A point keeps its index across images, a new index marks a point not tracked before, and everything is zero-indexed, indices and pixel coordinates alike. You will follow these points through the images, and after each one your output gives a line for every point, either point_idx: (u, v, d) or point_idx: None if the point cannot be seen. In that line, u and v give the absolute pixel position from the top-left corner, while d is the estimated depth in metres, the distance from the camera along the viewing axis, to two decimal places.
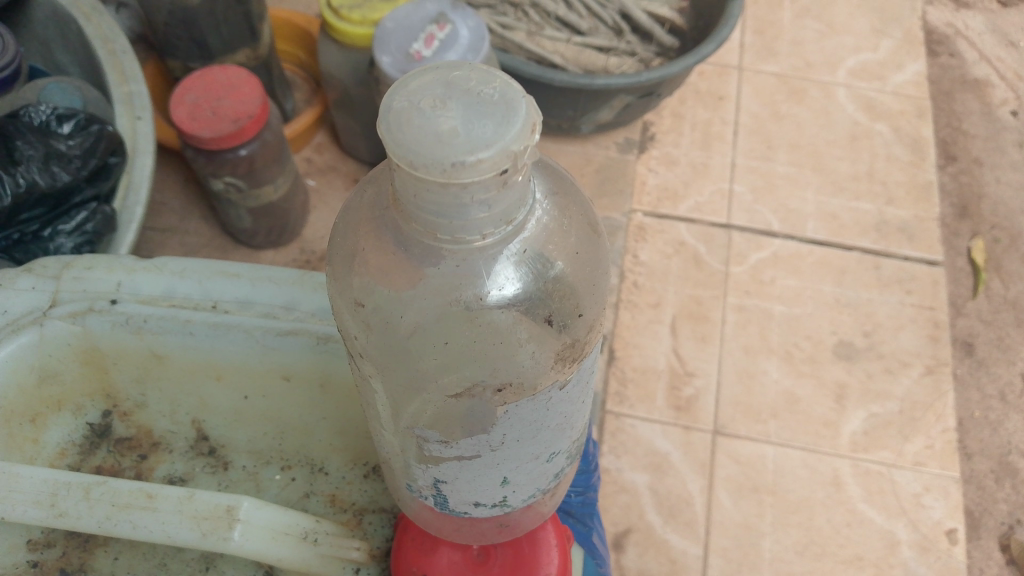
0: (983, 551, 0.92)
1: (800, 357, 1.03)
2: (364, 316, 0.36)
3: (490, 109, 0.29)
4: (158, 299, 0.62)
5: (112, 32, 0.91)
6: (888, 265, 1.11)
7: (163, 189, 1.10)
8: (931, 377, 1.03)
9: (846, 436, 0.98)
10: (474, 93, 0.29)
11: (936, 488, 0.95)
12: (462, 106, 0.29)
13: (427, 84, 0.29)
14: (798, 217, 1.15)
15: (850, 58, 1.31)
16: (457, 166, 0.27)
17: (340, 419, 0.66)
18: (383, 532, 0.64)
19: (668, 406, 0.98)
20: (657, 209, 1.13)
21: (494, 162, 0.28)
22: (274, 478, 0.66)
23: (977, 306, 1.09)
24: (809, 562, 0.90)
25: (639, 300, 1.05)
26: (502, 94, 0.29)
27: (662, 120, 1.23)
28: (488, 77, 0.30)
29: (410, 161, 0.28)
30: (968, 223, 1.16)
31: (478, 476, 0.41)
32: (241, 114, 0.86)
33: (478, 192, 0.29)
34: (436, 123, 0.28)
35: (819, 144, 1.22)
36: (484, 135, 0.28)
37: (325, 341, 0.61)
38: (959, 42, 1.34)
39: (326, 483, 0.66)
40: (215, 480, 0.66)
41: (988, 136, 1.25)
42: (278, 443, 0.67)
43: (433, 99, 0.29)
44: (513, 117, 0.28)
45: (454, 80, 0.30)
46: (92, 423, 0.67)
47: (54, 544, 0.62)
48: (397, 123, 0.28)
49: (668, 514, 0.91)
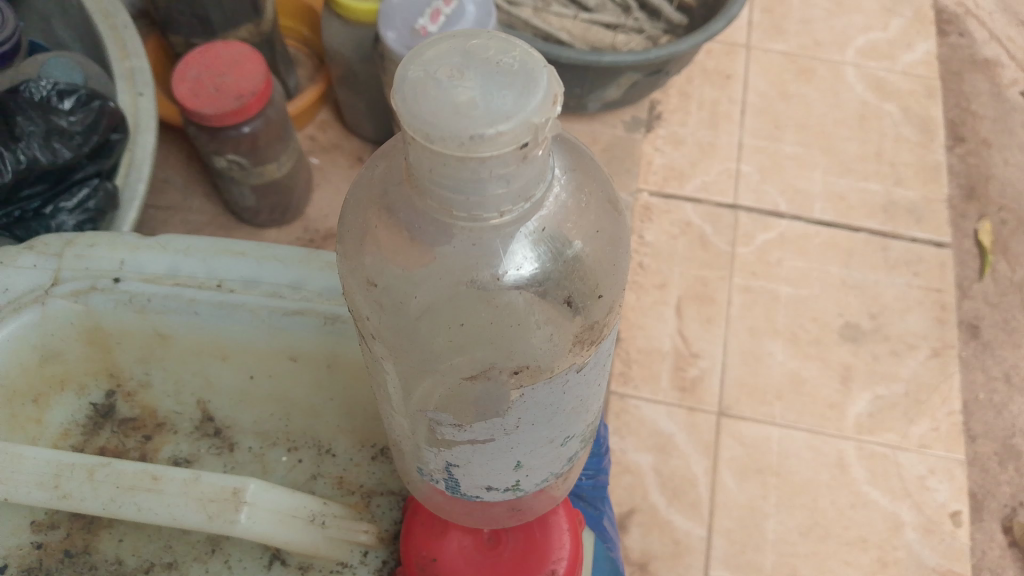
0: (985, 533, 0.92)
1: (806, 338, 1.02)
2: (377, 296, 0.35)
3: (510, 79, 0.27)
4: (162, 277, 0.61)
5: (112, 5, 0.88)
6: (896, 246, 1.10)
7: (164, 166, 1.09)
8: (937, 359, 1.02)
9: (851, 418, 0.97)
10: (493, 62, 0.28)
11: (941, 470, 0.95)
12: (480, 76, 0.27)
13: (444, 53, 0.28)
14: (805, 198, 1.13)
15: (860, 37, 1.29)
16: (475, 139, 0.26)
17: (348, 400, 0.66)
18: (391, 515, 0.63)
19: (673, 386, 0.97)
20: (663, 188, 1.12)
21: (514, 134, 0.27)
22: (280, 460, 0.65)
23: (984, 289, 1.08)
24: (812, 543, 0.90)
25: (645, 281, 1.04)
26: (522, 64, 0.28)
27: (669, 99, 1.21)
28: (507, 46, 0.29)
29: (427, 134, 0.27)
30: (975, 205, 1.15)
31: (492, 460, 0.40)
32: (244, 91, 0.84)
33: (497, 167, 0.27)
34: (454, 94, 0.27)
35: (827, 125, 1.21)
36: (504, 106, 0.27)
37: (333, 321, 0.60)
38: (969, 22, 1.32)
39: (333, 465, 0.65)
40: (221, 462, 0.65)
41: (997, 116, 1.23)
42: (285, 424, 0.66)
43: (449, 69, 0.28)
44: (534, 88, 0.27)
45: (471, 49, 0.29)
46: (95, 403, 0.66)
47: (58, 525, 0.62)
48: (413, 93, 0.27)
49: (672, 494, 0.91)
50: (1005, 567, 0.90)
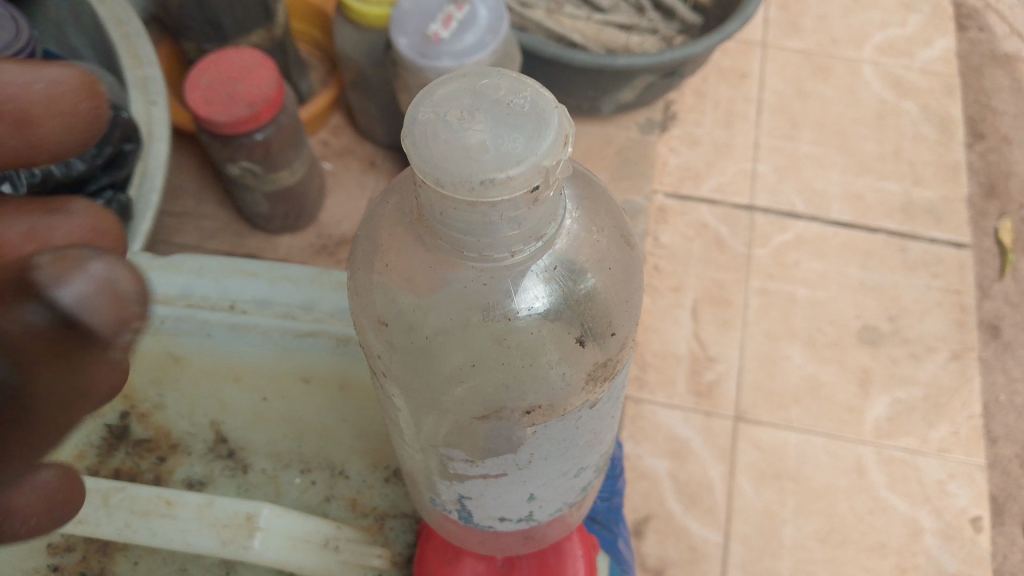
0: (1007, 537, 0.91)
1: (823, 341, 1.01)
2: (388, 335, 0.35)
3: (521, 121, 0.27)
4: (176, 298, 0.62)
5: (124, 14, 0.88)
6: (915, 248, 1.09)
7: (178, 171, 1.09)
8: (957, 362, 1.01)
9: (869, 422, 0.96)
10: (503, 103, 0.28)
11: (961, 475, 0.94)
12: (490, 119, 0.27)
13: (454, 94, 0.28)
14: (822, 198, 1.12)
15: (877, 34, 1.28)
16: (486, 184, 0.26)
17: (359, 421, 0.66)
18: (405, 537, 0.63)
19: (689, 391, 0.97)
20: (679, 190, 1.11)
21: (526, 179, 0.26)
22: (293, 482, 0.65)
23: (1004, 289, 1.06)
24: (830, 549, 0.90)
25: (660, 284, 1.04)
26: (533, 104, 0.28)
27: (684, 99, 1.20)
28: (517, 85, 0.28)
29: (438, 178, 0.26)
30: (995, 203, 1.13)
31: (505, 493, 0.39)
32: (257, 98, 0.84)
33: (509, 210, 0.27)
34: (463, 137, 0.26)
35: (844, 123, 1.20)
36: (516, 150, 0.26)
37: (344, 341, 0.62)
38: (989, 16, 1.31)
39: (347, 487, 0.65)
40: (235, 484, 0.65)
41: (1017, 113, 1.22)
42: (298, 446, 0.66)
43: (459, 110, 0.27)
44: (546, 129, 0.27)
45: (481, 90, 0.28)
46: (109, 424, 0.66)
47: (73, 547, 0.62)
48: (423, 135, 0.27)
49: (688, 500, 0.91)
50: None
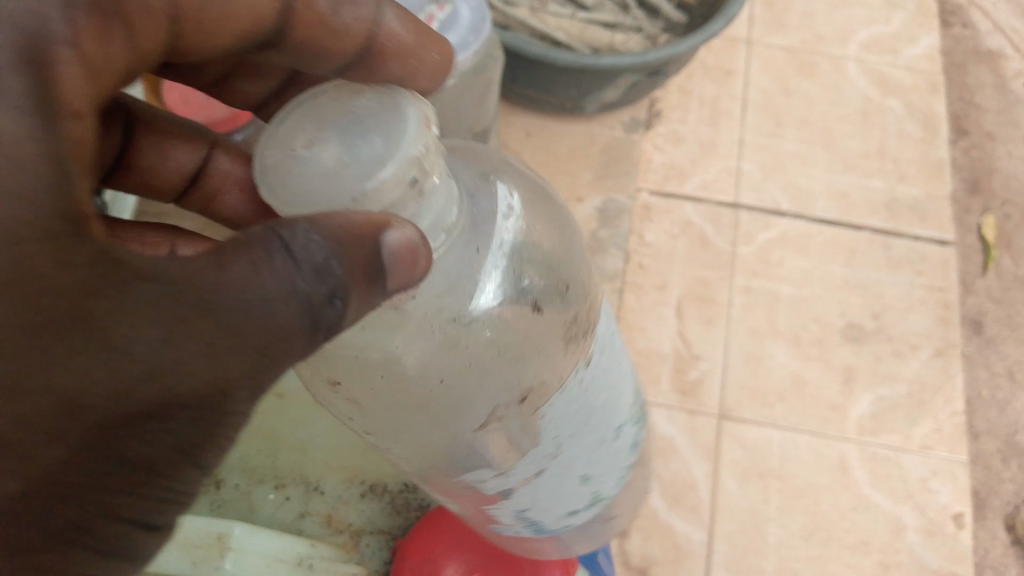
0: (988, 531, 0.91)
1: (807, 339, 1.01)
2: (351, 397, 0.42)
3: (375, 123, 0.32)
4: None
5: None
6: (899, 245, 1.08)
7: None
8: (940, 359, 1.01)
9: (853, 419, 0.96)
10: (351, 112, 0.33)
11: (944, 471, 0.94)
12: (338, 135, 0.32)
13: (299, 123, 0.33)
14: (807, 196, 1.12)
15: (861, 31, 1.27)
16: (357, 198, 0.31)
17: (334, 438, 0.76)
18: (380, 554, 0.72)
19: (674, 389, 0.96)
20: (663, 187, 1.11)
21: (394, 176, 0.31)
22: (267, 497, 0.73)
23: (987, 284, 1.06)
24: (813, 547, 0.89)
25: (644, 282, 1.03)
26: (379, 102, 0.33)
27: (668, 96, 1.19)
28: (363, 91, 0.34)
29: (317, 208, 0.32)
30: (978, 199, 1.13)
31: (555, 479, 0.48)
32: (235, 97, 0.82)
33: (398, 207, 0.33)
34: (320, 163, 0.32)
35: (829, 120, 1.19)
36: (376, 153, 0.31)
37: None
38: (972, 13, 1.31)
39: (321, 502, 0.73)
40: (206, 499, 0.72)
41: (1000, 109, 1.21)
42: (271, 462, 0.75)
43: (305, 138, 0.32)
44: (402, 124, 0.32)
45: (325, 112, 0.33)
46: None
47: None
48: (280, 179, 0.32)
49: (672, 498, 0.91)
50: (1007, 566, 0.89)
